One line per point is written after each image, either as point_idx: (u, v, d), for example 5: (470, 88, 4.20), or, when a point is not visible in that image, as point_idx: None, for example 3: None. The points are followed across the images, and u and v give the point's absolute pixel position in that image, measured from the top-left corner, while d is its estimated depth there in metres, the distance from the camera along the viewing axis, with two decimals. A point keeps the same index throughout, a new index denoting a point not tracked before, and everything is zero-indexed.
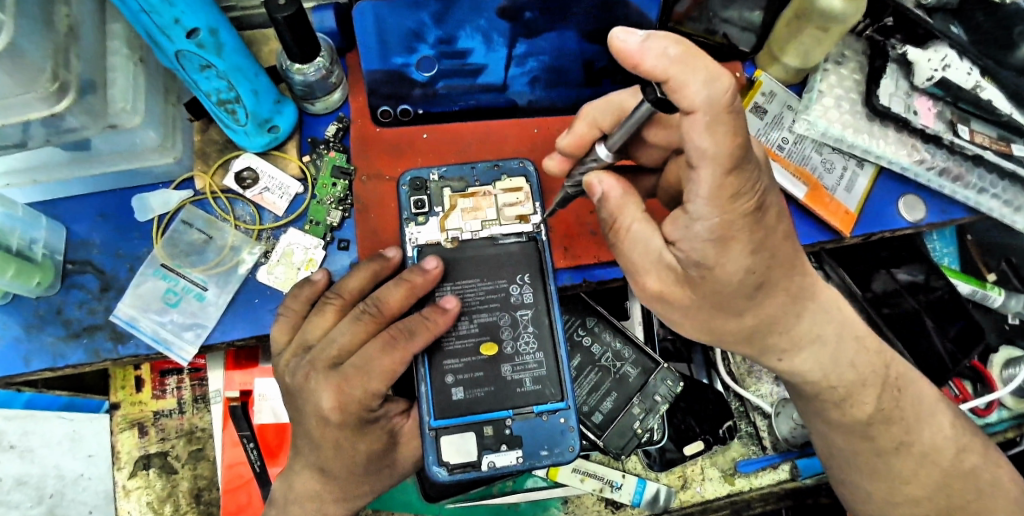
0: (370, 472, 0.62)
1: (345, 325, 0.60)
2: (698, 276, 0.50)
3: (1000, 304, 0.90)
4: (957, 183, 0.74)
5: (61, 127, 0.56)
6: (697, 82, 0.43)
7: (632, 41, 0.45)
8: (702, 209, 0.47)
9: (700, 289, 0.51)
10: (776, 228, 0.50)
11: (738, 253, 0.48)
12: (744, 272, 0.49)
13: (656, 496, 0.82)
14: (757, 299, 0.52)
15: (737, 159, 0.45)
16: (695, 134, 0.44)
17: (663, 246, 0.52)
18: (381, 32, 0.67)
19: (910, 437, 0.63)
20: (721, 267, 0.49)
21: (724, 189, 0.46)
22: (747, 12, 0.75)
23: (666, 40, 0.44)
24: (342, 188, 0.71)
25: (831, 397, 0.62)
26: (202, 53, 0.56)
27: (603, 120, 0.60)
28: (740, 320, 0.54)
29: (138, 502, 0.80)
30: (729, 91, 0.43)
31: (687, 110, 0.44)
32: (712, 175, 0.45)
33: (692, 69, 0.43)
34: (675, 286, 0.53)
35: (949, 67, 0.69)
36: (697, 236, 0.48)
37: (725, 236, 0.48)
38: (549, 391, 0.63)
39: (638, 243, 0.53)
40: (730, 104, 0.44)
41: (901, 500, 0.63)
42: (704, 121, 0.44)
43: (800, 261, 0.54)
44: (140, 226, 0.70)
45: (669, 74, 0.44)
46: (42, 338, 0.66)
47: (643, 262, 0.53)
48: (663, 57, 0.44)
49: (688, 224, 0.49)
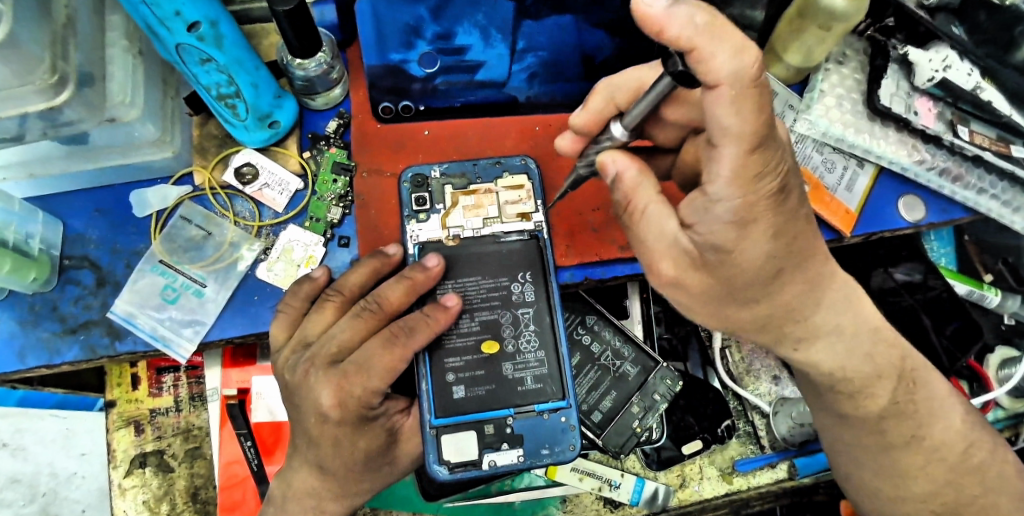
0: (369, 470, 0.62)
1: (345, 321, 0.60)
2: (716, 260, 0.50)
3: (997, 304, 0.91)
4: (957, 183, 0.74)
5: (58, 120, 0.55)
6: (724, 53, 0.42)
7: (657, 6, 0.43)
8: (723, 190, 0.46)
9: (717, 273, 0.51)
10: (797, 213, 0.50)
11: (758, 236, 0.48)
12: (764, 257, 0.50)
13: (655, 494, 0.83)
14: (772, 289, 0.53)
15: (760, 138, 0.45)
16: (718, 109, 0.44)
17: (678, 229, 0.52)
18: (379, 27, 0.68)
19: (921, 432, 0.63)
20: (740, 251, 0.49)
21: (749, 168, 0.45)
22: (748, 10, 0.73)
23: (692, 7, 0.42)
24: (342, 185, 0.70)
25: (845, 388, 0.62)
26: (202, 46, 0.55)
27: (619, 95, 0.58)
28: (752, 308, 0.54)
29: (134, 501, 0.80)
30: (757, 63, 0.43)
31: (711, 84, 0.44)
32: (734, 153, 0.45)
33: (719, 41, 0.42)
34: (691, 270, 0.52)
35: (950, 67, 0.69)
36: (716, 219, 0.48)
37: (746, 219, 0.48)
38: (550, 389, 0.63)
39: (653, 226, 0.53)
40: (756, 78, 0.43)
41: (908, 496, 0.63)
42: (729, 95, 0.43)
43: (815, 252, 0.53)
44: (138, 221, 0.69)
45: (695, 43, 0.42)
46: (36, 334, 0.66)
47: (659, 247, 0.53)
48: (689, 25, 0.42)
49: (707, 206, 0.48)
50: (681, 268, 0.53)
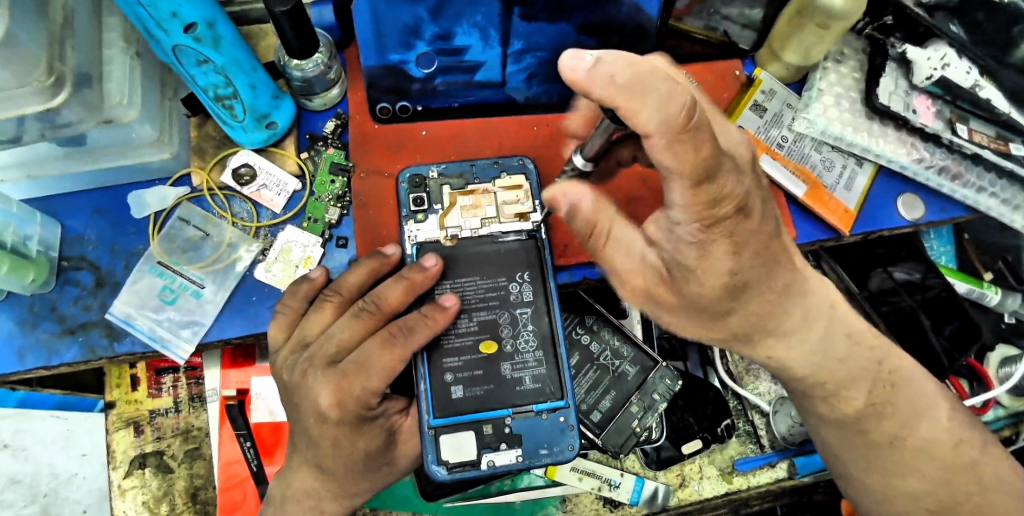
0: (368, 470, 0.62)
1: (344, 321, 0.60)
2: (682, 276, 0.52)
3: (997, 304, 0.90)
4: (956, 182, 0.74)
5: (57, 121, 0.55)
6: (650, 106, 0.41)
7: (582, 67, 0.43)
8: (680, 215, 0.48)
9: (683, 290, 0.54)
10: (760, 230, 0.51)
11: (720, 253, 0.50)
12: (727, 273, 0.51)
13: (655, 494, 0.82)
14: (743, 299, 0.54)
15: (706, 174, 0.44)
16: (655, 155, 0.43)
17: (645, 247, 0.54)
18: (378, 27, 0.67)
19: (903, 432, 0.63)
20: (704, 269, 0.51)
21: (700, 197, 0.45)
22: (747, 10, 0.74)
23: (617, 63, 0.42)
24: (340, 185, 0.70)
25: (818, 392, 0.63)
26: (199, 47, 0.55)
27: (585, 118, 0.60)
28: (728, 319, 0.56)
29: (134, 502, 0.80)
30: (684, 109, 0.41)
31: (643, 135, 0.42)
32: (681, 187, 0.45)
33: (644, 94, 0.41)
34: (659, 285, 0.55)
35: (948, 66, 0.69)
36: (680, 238, 0.50)
37: (707, 240, 0.49)
38: (549, 389, 0.63)
39: (620, 246, 0.55)
40: (688, 122, 0.42)
41: (897, 494, 0.63)
42: (662, 144, 0.42)
43: (787, 258, 0.55)
44: (137, 221, 0.69)
45: (620, 102, 0.42)
46: (35, 335, 0.66)
47: (627, 266, 0.55)
48: (612, 84, 0.42)
49: (670, 227, 0.50)
50: (651, 282, 0.55)
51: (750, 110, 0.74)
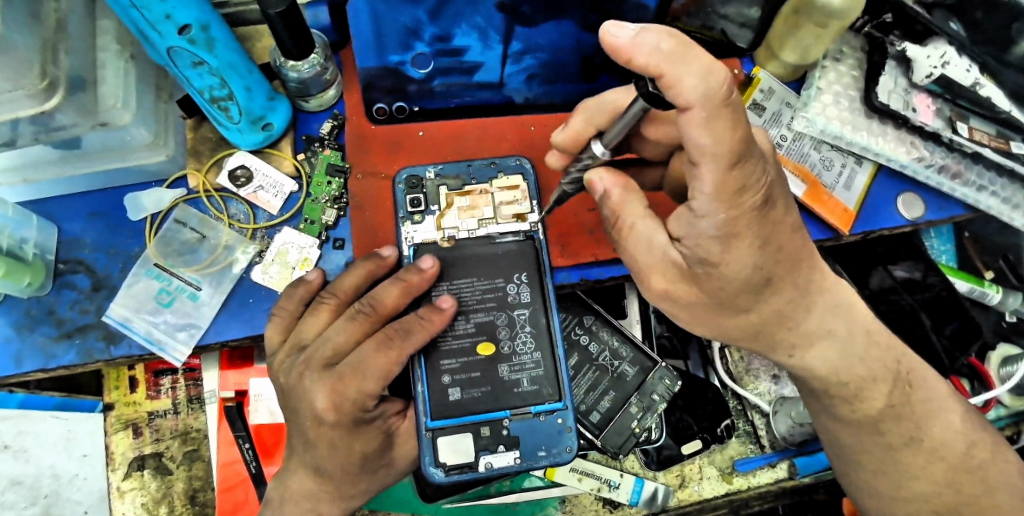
0: (365, 472, 0.61)
1: (341, 323, 0.59)
2: (704, 272, 0.51)
3: (998, 302, 0.90)
4: (956, 180, 0.73)
5: (51, 124, 0.55)
6: (693, 76, 0.42)
7: (624, 36, 0.43)
8: (706, 205, 0.47)
9: (705, 285, 0.52)
10: (781, 225, 0.51)
11: (743, 250, 0.49)
12: (750, 268, 0.50)
13: (654, 495, 0.82)
14: (762, 298, 0.54)
15: (739, 154, 0.45)
16: (693, 130, 0.45)
17: (667, 243, 0.53)
18: (377, 27, 0.64)
19: (919, 433, 0.62)
20: (727, 264, 0.50)
21: (729, 184, 0.46)
22: (746, 9, 0.73)
23: (659, 34, 0.43)
24: (337, 186, 0.70)
25: (840, 393, 0.62)
26: (193, 49, 0.55)
27: (598, 117, 0.57)
28: (746, 316, 0.55)
29: (133, 504, 0.80)
30: (727, 83, 0.43)
31: (683, 106, 0.44)
32: (715, 169, 0.46)
33: (685, 63, 0.42)
34: (680, 282, 0.54)
35: (948, 63, 0.68)
36: (702, 232, 0.49)
37: (731, 233, 0.48)
38: (546, 391, 0.62)
39: (641, 241, 0.54)
40: (728, 97, 0.44)
41: (908, 497, 0.62)
42: (701, 116, 0.44)
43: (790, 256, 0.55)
44: (133, 224, 0.69)
45: (663, 69, 0.43)
46: (32, 338, 0.66)
47: (649, 261, 0.54)
48: (656, 52, 0.42)
49: (693, 220, 0.49)
50: (671, 281, 0.54)
51: (749, 108, 0.74)
